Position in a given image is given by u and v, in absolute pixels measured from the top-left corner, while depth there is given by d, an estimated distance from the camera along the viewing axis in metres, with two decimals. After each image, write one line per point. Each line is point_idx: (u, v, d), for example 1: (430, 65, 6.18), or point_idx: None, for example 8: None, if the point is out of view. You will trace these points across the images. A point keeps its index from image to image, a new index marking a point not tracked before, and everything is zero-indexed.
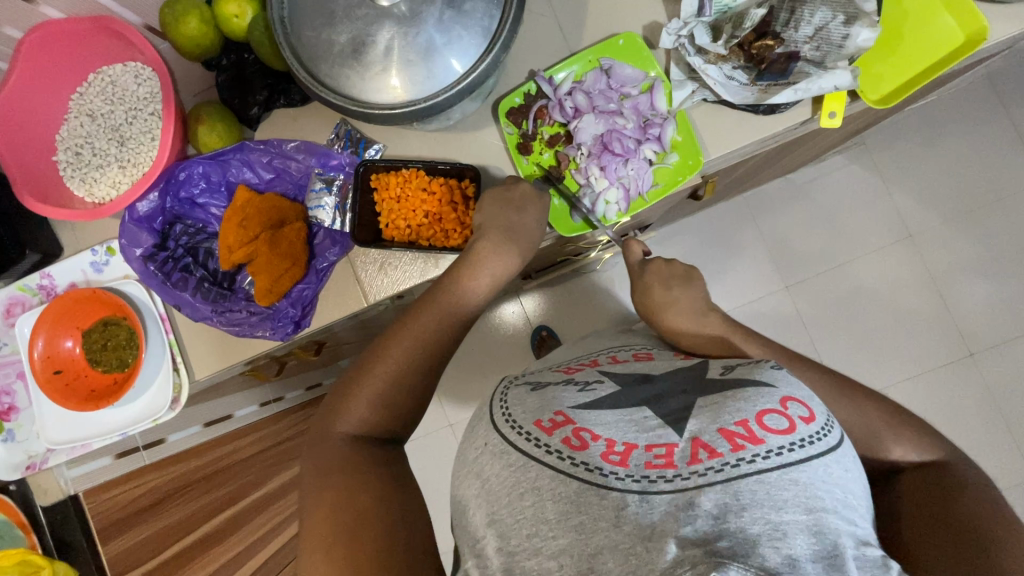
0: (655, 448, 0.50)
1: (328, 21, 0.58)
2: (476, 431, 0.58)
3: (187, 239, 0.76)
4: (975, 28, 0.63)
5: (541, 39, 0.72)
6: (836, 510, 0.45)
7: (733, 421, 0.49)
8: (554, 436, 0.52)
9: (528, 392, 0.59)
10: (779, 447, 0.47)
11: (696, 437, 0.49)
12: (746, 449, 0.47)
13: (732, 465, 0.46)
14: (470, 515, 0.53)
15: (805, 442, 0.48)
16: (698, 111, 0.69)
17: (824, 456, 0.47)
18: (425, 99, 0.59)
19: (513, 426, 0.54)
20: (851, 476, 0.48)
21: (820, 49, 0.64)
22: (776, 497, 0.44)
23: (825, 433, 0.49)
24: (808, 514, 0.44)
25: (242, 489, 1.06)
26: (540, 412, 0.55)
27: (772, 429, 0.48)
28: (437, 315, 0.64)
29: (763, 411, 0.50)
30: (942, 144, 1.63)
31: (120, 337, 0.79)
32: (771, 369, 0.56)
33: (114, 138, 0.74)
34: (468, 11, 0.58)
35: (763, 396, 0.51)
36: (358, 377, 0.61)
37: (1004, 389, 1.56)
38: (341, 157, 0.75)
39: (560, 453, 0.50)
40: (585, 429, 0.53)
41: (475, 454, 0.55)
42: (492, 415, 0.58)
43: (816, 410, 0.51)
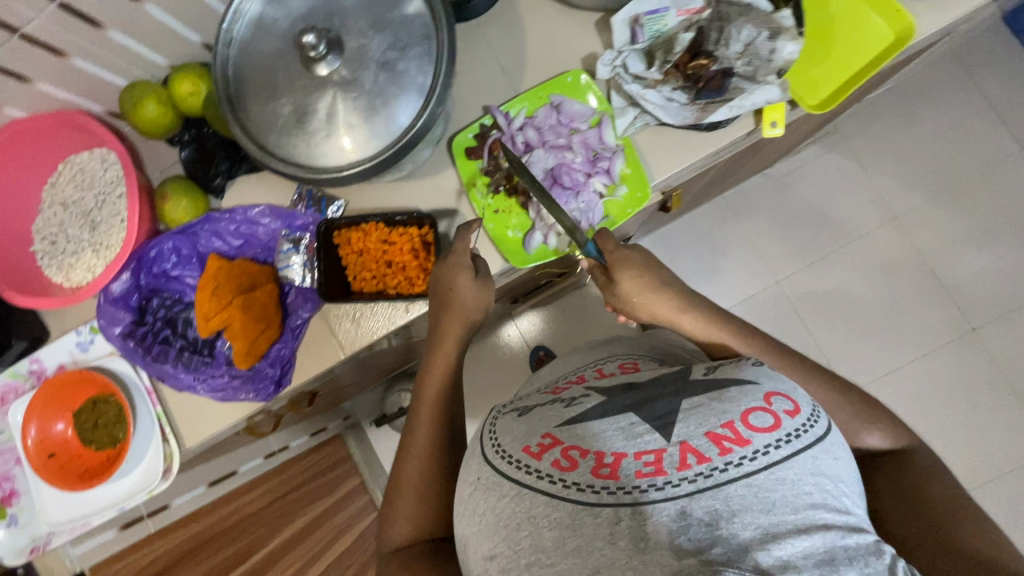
0: (644, 456, 0.49)
1: (272, 95, 0.61)
2: (468, 465, 0.58)
3: (164, 311, 0.77)
4: (902, 26, 0.64)
5: (485, 80, 0.74)
6: (825, 503, 0.45)
7: (720, 424, 0.48)
8: (543, 460, 0.52)
9: (516, 419, 0.59)
10: (765, 447, 0.46)
11: (684, 441, 0.49)
12: (735, 451, 0.46)
13: (720, 469, 0.46)
14: (470, 551, 0.53)
15: (792, 436, 0.47)
16: (642, 136, 0.70)
17: (812, 448, 0.47)
18: (370, 159, 0.60)
19: (503, 456, 0.54)
20: (840, 465, 0.48)
21: (751, 64, 0.64)
22: (764, 500, 0.44)
23: (812, 424, 0.49)
24: (796, 512, 0.44)
25: (250, 545, 1.10)
26: (527, 437, 0.55)
27: (757, 428, 0.48)
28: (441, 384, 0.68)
29: (747, 411, 0.49)
30: (914, 123, 1.63)
31: (110, 414, 0.80)
32: (754, 367, 0.55)
33: (86, 224, 0.76)
34: (401, 70, 0.59)
35: (746, 395, 0.51)
36: (398, 484, 0.65)
37: (1011, 361, 1.54)
38: (306, 216, 0.77)
39: (550, 477, 0.50)
40: (574, 447, 0.52)
41: (470, 490, 0.56)
42: (482, 449, 0.58)
43: (800, 401, 0.51)
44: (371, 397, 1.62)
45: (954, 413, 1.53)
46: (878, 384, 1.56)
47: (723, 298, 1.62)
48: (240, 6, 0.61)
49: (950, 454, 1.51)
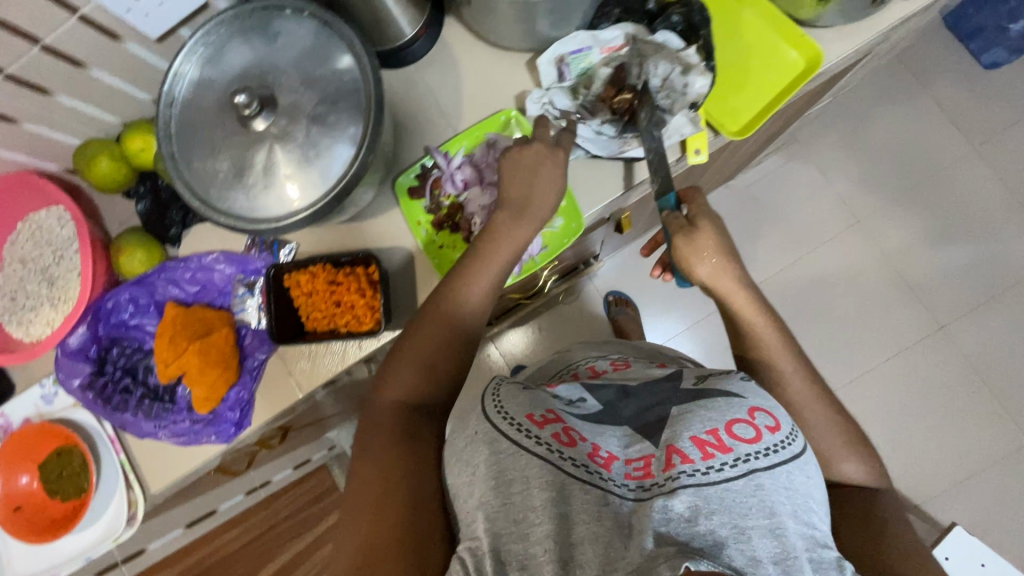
0: (634, 461, 0.54)
1: (211, 151, 0.64)
2: (463, 419, 0.58)
3: (124, 360, 0.78)
4: (811, 53, 0.68)
5: (425, 122, 0.77)
6: (795, 514, 0.50)
7: (705, 430, 0.53)
8: (544, 430, 0.54)
9: (518, 389, 0.60)
10: (746, 456, 0.51)
11: (671, 444, 0.53)
12: (717, 456, 0.51)
13: (703, 470, 0.50)
14: (459, 502, 0.54)
15: (770, 450, 0.52)
16: (575, 168, 0.73)
17: (787, 464, 0.52)
18: (306, 208, 0.62)
19: (504, 417, 0.55)
20: (813, 483, 0.53)
21: (667, 98, 0.67)
22: (741, 505, 0.48)
23: (789, 441, 0.54)
24: (769, 518, 0.48)
25: None
26: (531, 406, 0.57)
27: (740, 438, 0.52)
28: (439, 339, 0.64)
29: (732, 421, 0.54)
30: (869, 129, 1.68)
31: (74, 464, 0.81)
32: (740, 380, 0.60)
33: (44, 280, 0.78)
34: (332, 123, 0.62)
35: (732, 406, 0.56)
36: (403, 350, 0.65)
37: (980, 356, 1.56)
38: (259, 259, 0.79)
39: (549, 446, 0.53)
40: (573, 429, 0.56)
41: (464, 444, 0.55)
42: (482, 405, 0.58)
43: (781, 420, 0.56)
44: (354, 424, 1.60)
45: (929, 411, 1.55)
46: (853, 386, 1.57)
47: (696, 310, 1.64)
48: (179, 69, 0.64)
49: (928, 452, 1.53)
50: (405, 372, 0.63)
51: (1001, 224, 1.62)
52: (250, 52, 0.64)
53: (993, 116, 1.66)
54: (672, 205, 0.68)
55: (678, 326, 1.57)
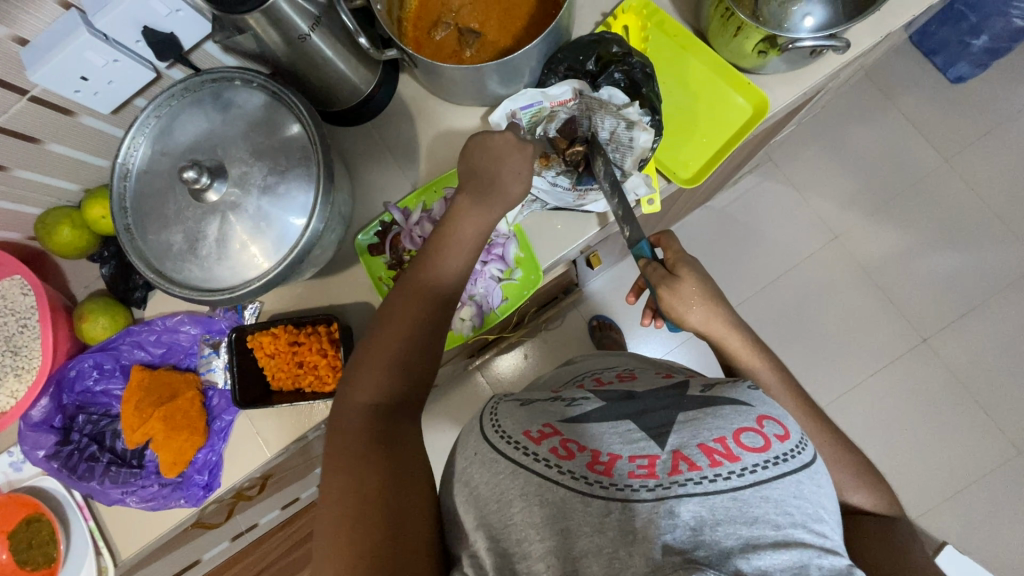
0: (638, 459, 0.52)
1: (165, 224, 0.64)
2: (466, 440, 0.61)
3: (90, 426, 0.79)
4: (758, 100, 0.70)
5: (385, 177, 0.78)
6: (804, 524, 0.48)
7: (712, 438, 0.52)
8: (542, 445, 0.55)
9: (517, 407, 0.63)
10: (753, 465, 0.50)
11: (677, 449, 0.52)
12: (724, 465, 0.50)
13: (710, 479, 0.49)
14: (464, 519, 0.55)
15: (779, 459, 0.51)
16: (532, 221, 0.74)
17: (797, 473, 0.51)
18: (260, 277, 0.63)
19: (502, 436, 0.57)
20: (822, 492, 0.52)
21: (617, 150, 0.68)
22: (748, 514, 0.47)
23: (799, 450, 0.53)
24: (775, 529, 0.47)
25: None
26: (529, 423, 0.58)
27: (748, 447, 0.51)
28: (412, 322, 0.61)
29: (740, 430, 0.52)
30: (842, 145, 1.69)
31: (42, 533, 0.80)
32: (748, 390, 0.59)
33: (8, 349, 0.78)
34: (282, 193, 0.63)
35: (740, 414, 0.54)
36: (371, 348, 0.61)
37: (963, 366, 1.57)
38: (223, 319, 0.79)
39: (547, 461, 0.53)
40: (571, 440, 0.55)
41: (465, 463, 0.58)
42: (481, 428, 0.61)
43: (790, 429, 0.55)
44: None
45: (919, 422, 1.54)
46: (842, 401, 1.57)
47: None
48: (131, 144, 0.64)
49: (918, 465, 1.52)
50: (374, 373, 0.59)
51: (978, 233, 1.63)
52: (202, 123, 0.65)
53: (962, 127, 1.69)
54: (648, 255, 0.73)
55: (664, 348, 1.57)
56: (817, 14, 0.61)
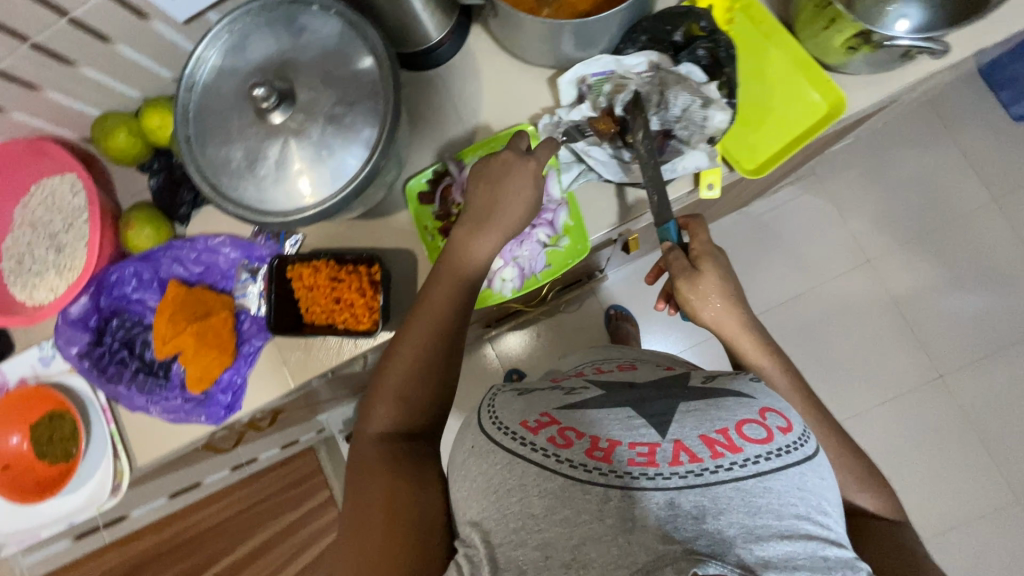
0: (638, 446, 0.53)
1: (227, 140, 0.64)
2: (464, 436, 0.62)
3: (123, 332, 0.80)
4: (834, 98, 0.68)
5: (442, 129, 0.77)
6: (808, 515, 0.50)
7: (714, 429, 0.54)
8: (539, 436, 0.56)
9: (515, 397, 0.63)
10: (757, 456, 0.51)
11: (678, 440, 0.53)
12: (726, 456, 0.51)
13: (711, 470, 0.50)
14: (462, 510, 0.56)
15: (781, 451, 0.52)
16: (585, 191, 0.73)
17: (800, 465, 0.52)
18: (315, 206, 0.62)
19: (501, 428, 0.58)
20: (825, 485, 0.53)
21: (686, 129, 0.67)
22: (752, 504, 0.49)
23: (801, 443, 0.54)
24: (779, 519, 0.48)
25: (213, 555, 1.31)
26: (525, 413, 0.59)
27: (750, 439, 0.53)
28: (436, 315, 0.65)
29: (744, 423, 0.54)
30: (891, 169, 1.66)
31: (66, 430, 0.82)
32: (749, 381, 0.61)
33: (52, 246, 0.79)
34: (348, 124, 0.62)
35: (742, 406, 0.56)
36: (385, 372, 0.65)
37: (976, 405, 1.55)
38: (264, 247, 0.80)
39: (545, 450, 0.54)
40: (570, 428, 0.56)
41: (464, 457, 0.59)
42: (480, 420, 0.62)
43: (793, 421, 0.56)
44: None
45: (921, 457, 1.54)
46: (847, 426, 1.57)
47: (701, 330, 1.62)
48: (202, 55, 0.64)
49: (914, 496, 1.52)
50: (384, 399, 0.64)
51: (1014, 277, 1.60)
52: (275, 45, 0.64)
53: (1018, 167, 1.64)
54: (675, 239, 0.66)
55: (679, 346, 1.56)
56: (912, 16, 0.59)
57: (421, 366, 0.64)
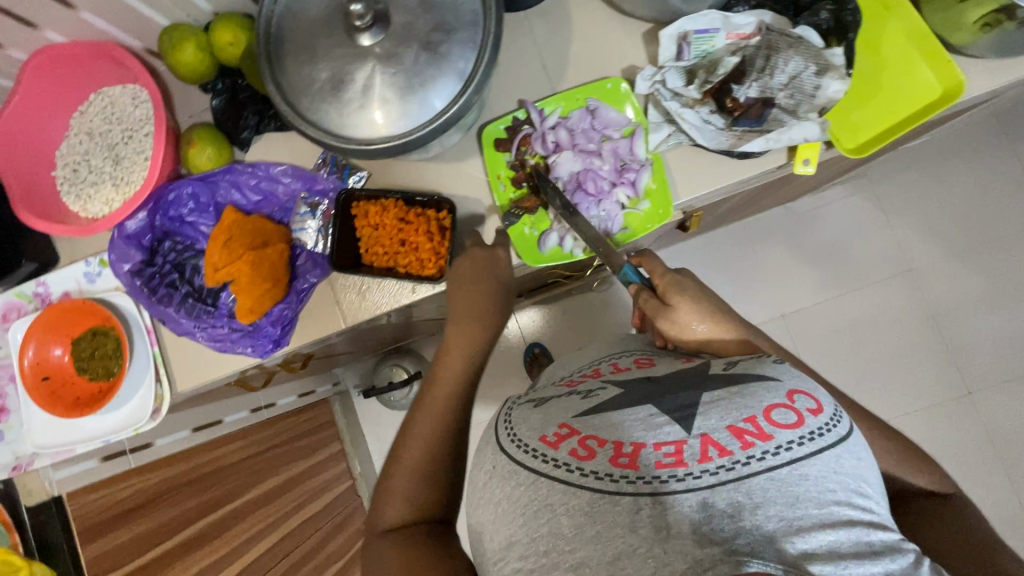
0: (663, 446, 0.48)
1: (310, 58, 0.60)
2: (482, 454, 0.59)
3: (174, 255, 0.78)
4: (952, 81, 0.64)
5: (524, 75, 0.73)
6: (848, 499, 0.45)
7: (741, 418, 0.48)
8: (560, 449, 0.52)
9: (532, 410, 0.59)
10: (789, 443, 0.46)
11: (705, 433, 0.48)
12: (757, 445, 0.46)
13: (743, 462, 0.45)
14: (486, 541, 0.53)
15: (815, 433, 0.47)
16: (674, 154, 0.70)
17: (836, 447, 0.47)
18: (402, 136, 0.60)
19: (519, 445, 0.54)
20: (864, 465, 0.48)
21: (793, 97, 0.64)
22: (789, 494, 0.44)
23: (835, 423, 0.48)
24: (820, 507, 0.43)
25: (230, 492, 1.07)
26: (544, 427, 0.55)
27: (780, 424, 0.47)
28: (461, 359, 0.67)
29: (770, 407, 0.49)
30: (947, 177, 1.56)
31: (108, 346, 0.81)
32: (774, 363, 0.55)
33: (110, 157, 0.77)
34: (443, 53, 0.59)
35: (769, 390, 0.51)
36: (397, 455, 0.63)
37: (1003, 428, 1.50)
38: (327, 182, 0.77)
39: (568, 466, 0.50)
40: (591, 436, 0.52)
41: (485, 478, 0.56)
42: (498, 439, 0.58)
43: (822, 401, 0.50)
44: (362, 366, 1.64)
45: None
46: None
47: None
48: None
49: None
50: (396, 481, 0.61)
51: None
52: None
53: None
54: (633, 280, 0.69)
55: None
56: None
57: (449, 421, 0.64)
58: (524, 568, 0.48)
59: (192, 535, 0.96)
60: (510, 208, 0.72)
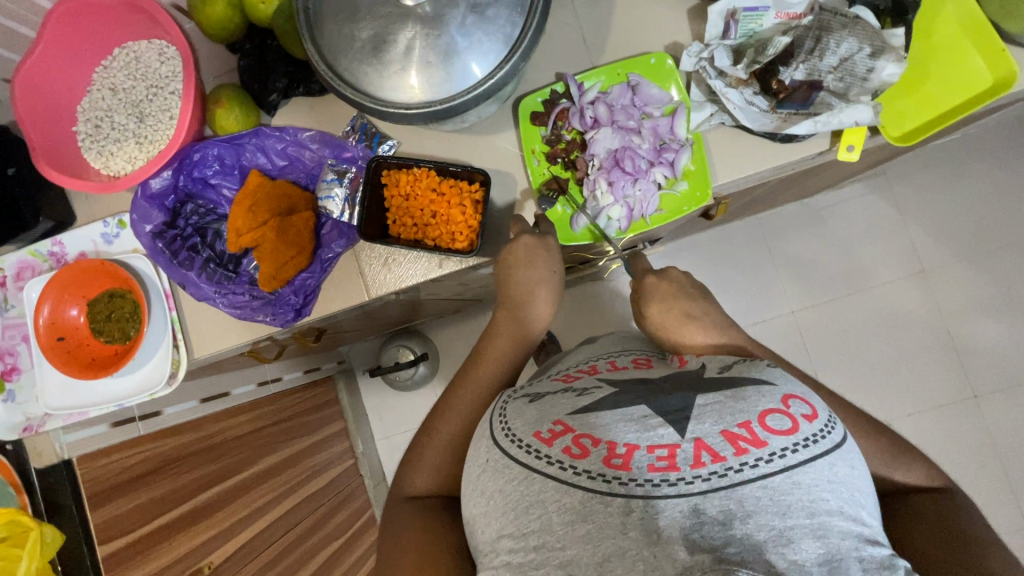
0: (657, 449, 0.46)
1: (351, 17, 0.58)
2: (475, 448, 0.54)
3: (196, 218, 0.78)
4: (1004, 72, 0.63)
5: (564, 48, 0.72)
6: (840, 511, 0.43)
7: (736, 423, 0.46)
8: (555, 447, 0.48)
9: (527, 403, 0.55)
10: (782, 450, 0.44)
11: (699, 439, 0.46)
12: (750, 452, 0.44)
13: (735, 469, 0.43)
14: (478, 533, 0.51)
15: (809, 441, 0.45)
16: (715, 135, 0.69)
17: (829, 455, 0.45)
18: (442, 102, 0.59)
19: (513, 440, 0.51)
20: (857, 474, 0.46)
21: (843, 80, 0.63)
22: (781, 503, 0.42)
23: (829, 430, 0.47)
24: (812, 518, 0.42)
25: (233, 466, 1.04)
26: (539, 422, 0.51)
27: (774, 430, 0.45)
28: (498, 359, 0.65)
29: (765, 412, 0.47)
30: (967, 178, 1.51)
31: (124, 310, 0.80)
32: (769, 368, 0.54)
33: (134, 114, 0.76)
34: (491, 17, 0.57)
35: (763, 396, 0.49)
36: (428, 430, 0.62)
37: (1009, 436, 1.44)
38: (355, 149, 0.75)
39: (561, 464, 0.47)
40: (585, 435, 0.49)
41: (478, 472, 0.52)
42: (492, 432, 0.54)
43: (817, 407, 0.49)
44: (370, 345, 1.63)
45: None
46: None
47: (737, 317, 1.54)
48: None
49: None
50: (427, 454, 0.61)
51: None
52: None
53: None
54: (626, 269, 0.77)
55: None
56: None
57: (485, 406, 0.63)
58: (512, 563, 0.46)
59: (194, 507, 0.93)
60: (545, 185, 0.71)
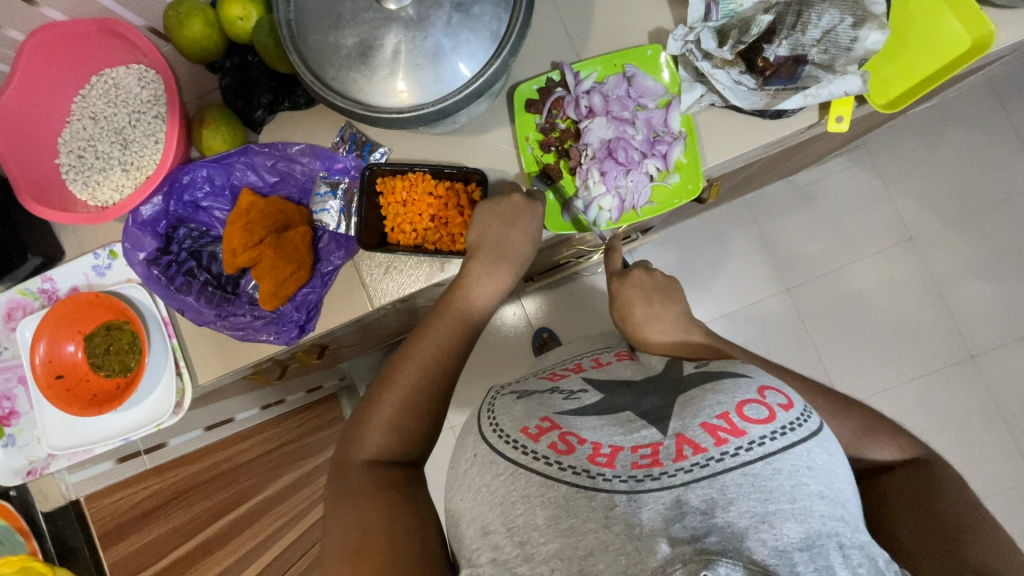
0: (640, 448, 0.47)
1: (335, 24, 0.57)
2: (464, 442, 0.55)
3: (190, 242, 0.76)
4: (981, 33, 0.64)
5: (547, 42, 0.72)
6: (821, 494, 0.42)
7: (714, 415, 0.47)
8: (541, 442, 0.49)
9: (515, 400, 0.56)
10: (761, 437, 0.44)
11: (680, 433, 0.46)
12: (730, 442, 0.44)
13: (717, 459, 0.43)
14: (464, 527, 0.50)
15: (786, 428, 0.45)
16: (705, 117, 0.69)
17: (807, 442, 0.45)
18: (433, 103, 0.58)
19: (500, 435, 0.51)
20: (835, 460, 0.46)
21: (828, 52, 0.64)
22: (762, 489, 0.41)
23: (805, 418, 0.47)
24: (793, 502, 0.41)
25: (246, 491, 1.00)
26: (526, 418, 0.52)
27: (752, 419, 0.46)
28: (455, 331, 0.63)
29: (743, 402, 0.47)
30: (947, 143, 1.54)
31: (123, 341, 0.78)
32: (745, 364, 0.54)
33: (117, 142, 0.75)
34: (475, 14, 0.57)
35: (740, 387, 0.49)
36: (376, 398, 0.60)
37: (1007, 389, 1.47)
38: (347, 160, 0.74)
39: (546, 459, 0.47)
40: (571, 433, 0.49)
41: (465, 467, 0.52)
42: (479, 427, 0.55)
43: (793, 397, 0.49)
44: (370, 360, 1.56)
45: (943, 438, 1.46)
46: (873, 399, 1.49)
47: (732, 298, 1.54)
48: None
49: None
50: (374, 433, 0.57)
51: None
52: None
53: None
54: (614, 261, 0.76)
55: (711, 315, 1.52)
56: None
57: (444, 371, 0.61)
58: (497, 559, 0.45)
59: (210, 535, 0.91)
60: (537, 175, 0.71)
